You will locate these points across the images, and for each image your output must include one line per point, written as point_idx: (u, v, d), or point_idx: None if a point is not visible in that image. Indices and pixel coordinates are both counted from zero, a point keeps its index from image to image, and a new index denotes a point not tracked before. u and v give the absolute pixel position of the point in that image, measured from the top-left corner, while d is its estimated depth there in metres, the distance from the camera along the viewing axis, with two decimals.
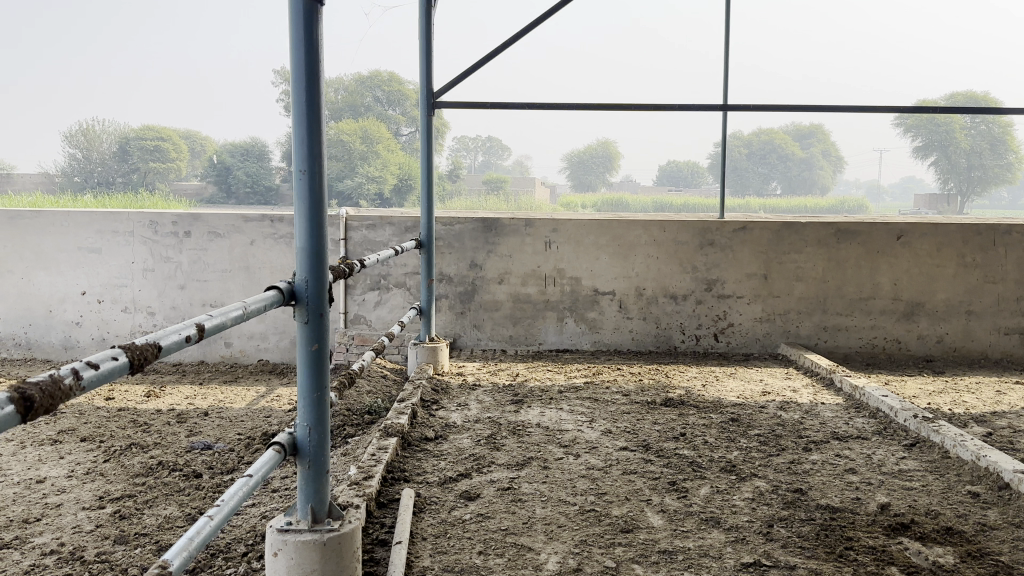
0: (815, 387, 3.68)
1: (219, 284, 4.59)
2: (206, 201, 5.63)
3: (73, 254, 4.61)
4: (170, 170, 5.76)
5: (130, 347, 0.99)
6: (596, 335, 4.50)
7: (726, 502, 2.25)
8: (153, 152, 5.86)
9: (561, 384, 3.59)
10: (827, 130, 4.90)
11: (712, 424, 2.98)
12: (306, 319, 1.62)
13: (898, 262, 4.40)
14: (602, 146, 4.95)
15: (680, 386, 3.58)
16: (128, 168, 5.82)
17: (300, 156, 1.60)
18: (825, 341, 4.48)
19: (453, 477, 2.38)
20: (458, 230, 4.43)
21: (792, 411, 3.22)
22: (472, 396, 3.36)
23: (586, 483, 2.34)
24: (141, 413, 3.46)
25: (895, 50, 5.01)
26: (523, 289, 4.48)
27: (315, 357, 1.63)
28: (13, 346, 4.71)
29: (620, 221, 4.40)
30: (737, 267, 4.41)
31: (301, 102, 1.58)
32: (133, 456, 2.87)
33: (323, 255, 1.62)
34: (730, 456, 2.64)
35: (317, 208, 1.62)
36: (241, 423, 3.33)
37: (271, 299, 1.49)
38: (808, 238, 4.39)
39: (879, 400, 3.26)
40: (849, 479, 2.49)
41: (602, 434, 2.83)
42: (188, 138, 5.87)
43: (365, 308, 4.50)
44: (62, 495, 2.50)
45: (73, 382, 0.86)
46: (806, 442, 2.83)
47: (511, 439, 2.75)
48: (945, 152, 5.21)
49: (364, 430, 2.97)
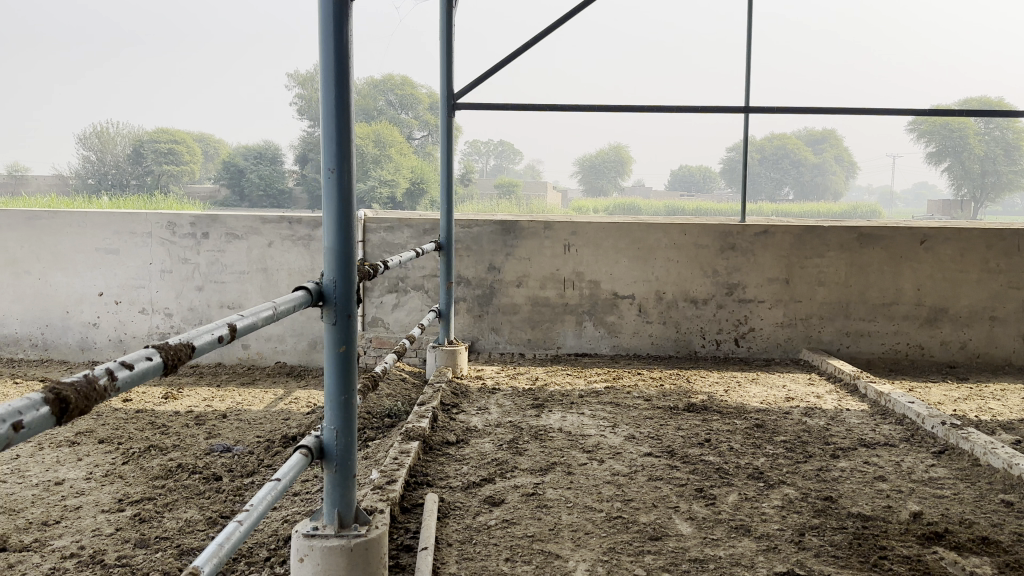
0: (840, 393, 3.62)
1: (236, 286, 4.58)
2: (219, 203, 5.63)
3: (91, 256, 4.61)
4: (184, 173, 5.78)
5: (164, 347, 0.97)
6: (614, 339, 4.46)
7: (755, 510, 2.20)
8: (167, 155, 5.90)
9: (582, 389, 3.55)
10: (841, 135, 4.79)
11: (737, 431, 2.93)
12: (333, 320, 1.59)
13: (922, 267, 4.34)
14: (613, 150, 4.92)
15: (702, 391, 3.53)
16: (142, 170, 5.80)
17: (328, 154, 1.57)
18: (848, 346, 4.42)
19: (477, 482, 2.35)
20: (476, 232, 4.40)
21: (817, 418, 3.17)
22: (491, 400, 3.33)
23: (611, 490, 2.30)
24: (159, 415, 3.45)
25: (919, 53, 4.97)
26: (542, 292, 4.45)
27: (343, 359, 1.60)
28: (29, 347, 4.72)
29: (639, 224, 4.36)
30: (758, 271, 4.36)
31: (330, 99, 1.56)
32: (152, 458, 2.86)
33: (351, 255, 1.59)
34: (757, 463, 2.59)
35: (346, 207, 1.59)
36: (259, 425, 3.30)
37: (300, 300, 1.46)
38: (831, 242, 4.33)
39: (905, 406, 3.20)
40: (879, 487, 2.44)
41: (626, 439, 2.79)
42: (202, 144, 5.98)
43: (383, 310, 4.47)
44: (81, 498, 2.48)
45: (108, 382, 0.83)
46: (833, 449, 2.78)
47: (533, 444, 2.72)
48: (957, 159, 4.97)
49: (385, 433, 2.94)
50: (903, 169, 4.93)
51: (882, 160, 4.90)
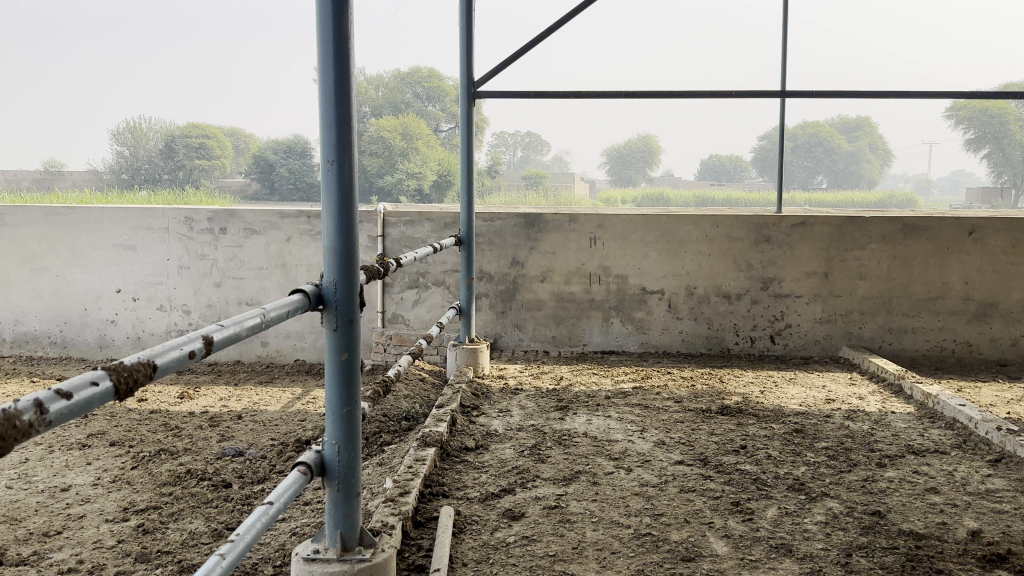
0: (884, 393, 3.42)
1: (255, 282, 4.48)
2: (249, 198, 5.53)
3: (109, 252, 4.55)
4: (215, 167, 5.70)
5: (116, 369, 0.83)
6: (643, 336, 4.28)
7: (797, 526, 2.03)
8: (198, 149, 5.78)
9: (608, 389, 3.39)
10: (875, 121, 4.61)
11: (775, 436, 2.76)
12: (334, 326, 1.45)
13: (969, 260, 4.10)
14: (643, 140, 4.80)
15: (737, 392, 3.35)
16: (173, 164, 5.75)
17: (327, 145, 1.43)
18: (891, 344, 4.19)
19: (496, 492, 2.20)
20: (499, 226, 4.26)
21: (860, 421, 2.98)
22: (514, 401, 3.19)
23: (641, 503, 2.14)
24: (174, 416, 3.36)
25: (967, 40, 4.64)
26: (567, 287, 4.29)
27: (344, 368, 1.47)
28: (48, 344, 4.68)
29: (669, 216, 4.18)
30: (796, 265, 4.16)
31: (328, 84, 1.42)
32: (161, 463, 2.76)
33: (353, 255, 1.45)
34: (797, 472, 2.42)
35: (347, 203, 1.45)
36: (274, 427, 3.20)
37: (295, 305, 1.33)
38: (872, 235, 4.11)
39: (955, 409, 2.99)
40: (932, 500, 2.25)
41: (655, 446, 2.63)
42: (233, 136, 5.85)
43: (403, 306, 4.35)
44: (85, 505, 2.39)
45: (34, 417, 0.69)
46: (879, 457, 2.59)
47: (556, 450, 2.57)
48: (997, 146, 4.77)
49: (401, 437, 2.82)
50: (940, 156, 4.74)
51: (918, 148, 4.72)
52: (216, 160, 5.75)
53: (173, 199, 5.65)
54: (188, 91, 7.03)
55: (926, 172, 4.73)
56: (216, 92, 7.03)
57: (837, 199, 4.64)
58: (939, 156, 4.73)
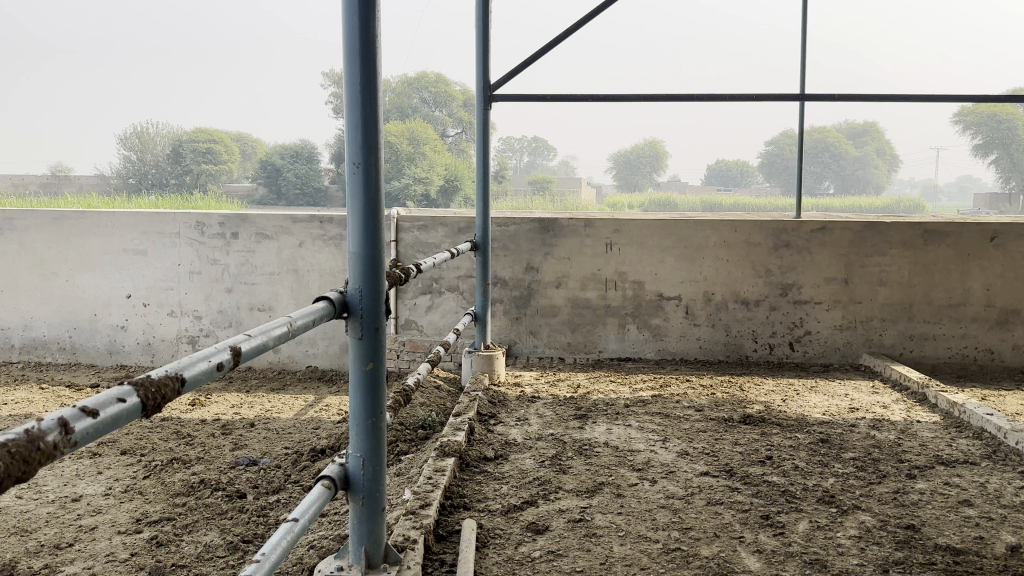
0: (908, 402, 3.35)
1: (267, 288, 4.43)
2: (255, 202, 5.47)
3: (119, 257, 4.51)
4: (222, 172, 5.68)
5: (143, 384, 0.78)
6: (660, 343, 4.23)
7: (830, 541, 1.97)
8: (205, 154, 5.76)
9: (627, 398, 3.33)
10: (882, 127, 4.53)
11: (801, 446, 2.70)
12: (359, 335, 1.40)
13: (991, 266, 4.03)
14: (650, 146, 4.82)
15: (758, 401, 3.29)
16: (181, 169, 5.71)
17: (353, 147, 1.38)
18: (911, 351, 4.13)
19: (518, 504, 2.14)
20: (513, 231, 4.21)
21: (886, 431, 2.91)
22: (531, 409, 3.13)
23: (668, 516, 2.08)
24: (185, 424, 3.31)
25: (992, 41, 4.54)
26: (582, 293, 4.23)
27: (369, 378, 1.42)
28: (57, 350, 4.64)
29: (687, 221, 4.12)
30: (815, 271, 4.09)
31: (354, 84, 1.37)
32: (174, 472, 2.71)
33: (379, 261, 1.40)
34: (826, 484, 2.35)
35: (373, 207, 1.41)
36: (288, 435, 3.15)
37: (320, 313, 1.28)
38: (893, 240, 4.04)
39: (983, 419, 2.92)
40: (966, 513, 2.17)
41: (679, 456, 2.57)
42: (239, 139, 5.82)
43: (416, 313, 4.30)
44: (98, 517, 2.35)
45: (59, 439, 0.64)
46: (909, 468, 2.52)
47: (578, 461, 2.51)
48: (1005, 152, 4.63)
49: (418, 446, 2.77)
50: (948, 162, 4.66)
51: (924, 153, 4.66)
52: (223, 164, 5.73)
53: (180, 203, 5.62)
54: (202, 97, 6.97)
55: (931, 178, 4.72)
56: (228, 96, 6.95)
57: (839, 204, 4.71)
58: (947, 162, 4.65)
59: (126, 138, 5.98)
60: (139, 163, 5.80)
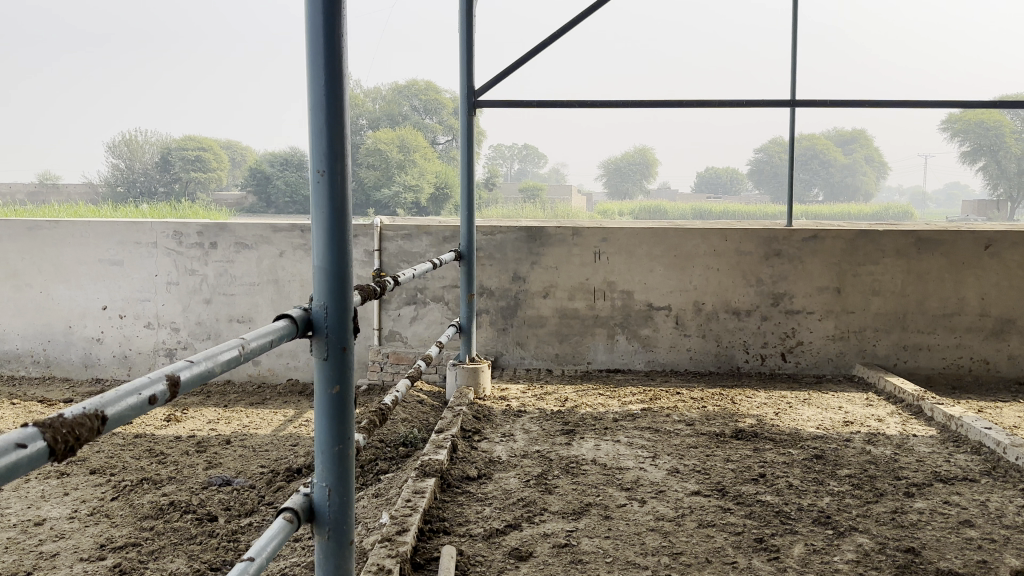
0: (903, 414, 3.27)
1: (247, 298, 4.32)
2: (245, 211, 5.36)
3: (94, 268, 4.39)
4: (210, 179, 5.59)
5: (51, 426, 0.68)
6: (650, 353, 4.14)
7: (827, 566, 1.88)
8: (193, 161, 5.68)
9: (616, 411, 3.24)
10: (870, 135, 4.53)
11: (794, 463, 2.61)
12: (324, 355, 1.30)
13: (986, 275, 3.97)
14: (640, 154, 4.70)
15: (750, 415, 3.20)
16: (169, 177, 5.60)
17: (317, 154, 1.29)
18: (905, 362, 4.05)
19: (501, 528, 2.04)
20: (499, 240, 4.13)
21: (881, 446, 2.83)
22: (517, 425, 3.03)
23: (657, 540, 1.99)
24: (159, 441, 3.20)
25: (989, 47, 4.46)
26: (570, 304, 4.14)
27: (336, 402, 1.32)
28: (31, 363, 4.52)
29: (676, 230, 4.04)
30: (807, 280, 4.02)
31: (318, 86, 1.27)
32: (144, 493, 2.60)
33: (346, 275, 1.31)
34: (821, 504, 2.26)
35: (340, 218, 1.31)
36: (264, 452, 3.03)
37: (280, 333, 1.18)
38: (886, 249, 3.97)
39: (981, 433, 2.83)
40: (967, 535, 2.08)
41: (669, 474, 2.47)
42: (228, 147, 5.75)
43: (400, 324, 4.20)
44: (59, 542, 2.24)
45: None
46: (906, 485, 2.44)
47: (564, 479, 2.42)
48: (994, 157, 4.61)
49: (399, 465, 2.67)
50: (936, 168, 4.56)
51: (913, 160, 4.58)
52: (212, 173, 5.64)
53: (170, 212, 5.43)
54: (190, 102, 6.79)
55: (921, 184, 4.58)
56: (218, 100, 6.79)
57: (830, 212, 4.49)
58: (935, 169, 4.55)
59: (114, 146, 5.69)
60: (127, 171, 5.60)
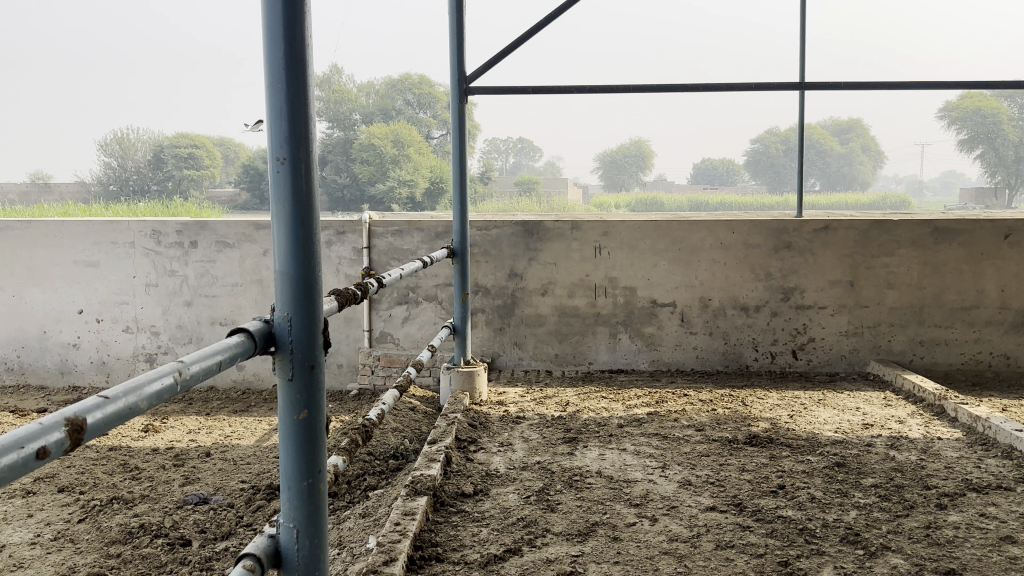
0: (924, 415, 3.09)
1: (230, 300, 4.12)
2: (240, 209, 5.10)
3: (69, 269, 4.19)
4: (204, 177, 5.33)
5: None
6: (654, 352, 3.95)
7: None
8: (187, 160, 5.36)
9: (620, 417, 3.04)
10: (866, 123, 4.22)
11: (814, 471, 2.43)
12: (289, 375, 1.11)
13: (1006, 265, 3.78)
14: (636, 145, 4.45)
15: (763, 418, 3.01)
16: (162, 175, 5.33)
17: (275, 138, 1.08)
18: (922, 358, 3.87)
19: (498, 554, 1.85)
20: (495, 235, 3.94)
21: (906, 451, 2.64)
22: (516, 433, 2.84)
23: (671, 566, 1.80)
24: (135, 454, 3.01)
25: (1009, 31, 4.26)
26: (570, 301, 3.95)
27: (304, 429, 1.13)
28: (6, 371, 4.33)
29: (681, 223, 3.85)
30: (818, 273, 3.83)
31: (276, 58, 1.07)
32: (114, 514, 2.41)
33: (313, 280, 1.11)
34: (848, 519, 2.08)
35: (306, 214, 1.11)
36: (247, 466, 2.85)
37: (235, 350, 0.99)
38: (901, 239, 3.79)
39: (1012, 436, 2.64)
40: (1010, 553, 1.90)
41: (681, 487, 2.29)
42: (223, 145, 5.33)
43: (392, 324, 4.01)
44: (17, 572, 2.05)
45: None
46: (937, 496, 2.25)
47: (567, 495, 2.23)
48: (991, 146, 4.33)
49: (389, 479, 2.50)
50: (933, 157, 4.34)
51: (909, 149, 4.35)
52: (206, 171, 5.33)
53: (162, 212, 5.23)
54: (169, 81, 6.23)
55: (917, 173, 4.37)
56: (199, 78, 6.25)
57: (828, 200, 4.35)
58: (932, 158, 4.33)
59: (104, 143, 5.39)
60: (119, 171, 5.37)
